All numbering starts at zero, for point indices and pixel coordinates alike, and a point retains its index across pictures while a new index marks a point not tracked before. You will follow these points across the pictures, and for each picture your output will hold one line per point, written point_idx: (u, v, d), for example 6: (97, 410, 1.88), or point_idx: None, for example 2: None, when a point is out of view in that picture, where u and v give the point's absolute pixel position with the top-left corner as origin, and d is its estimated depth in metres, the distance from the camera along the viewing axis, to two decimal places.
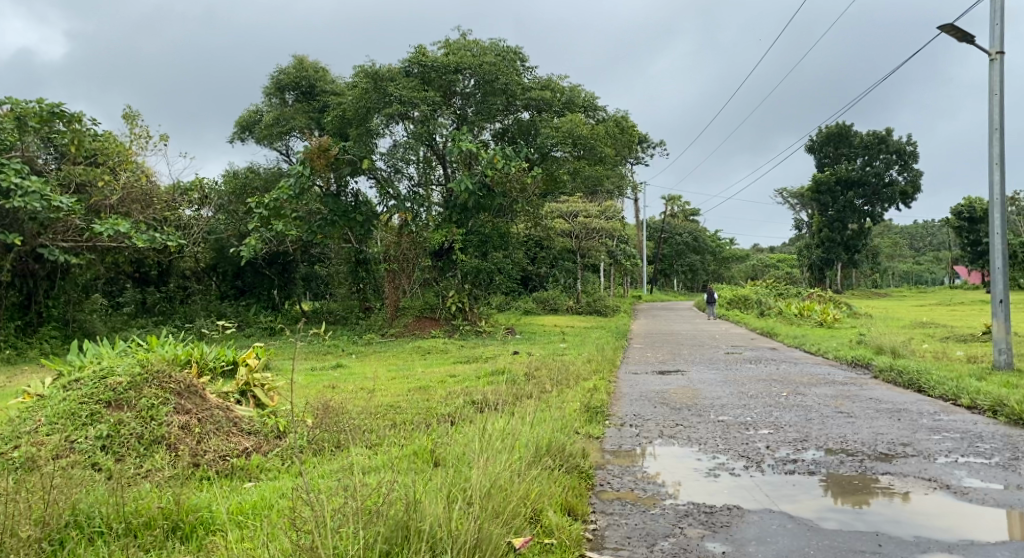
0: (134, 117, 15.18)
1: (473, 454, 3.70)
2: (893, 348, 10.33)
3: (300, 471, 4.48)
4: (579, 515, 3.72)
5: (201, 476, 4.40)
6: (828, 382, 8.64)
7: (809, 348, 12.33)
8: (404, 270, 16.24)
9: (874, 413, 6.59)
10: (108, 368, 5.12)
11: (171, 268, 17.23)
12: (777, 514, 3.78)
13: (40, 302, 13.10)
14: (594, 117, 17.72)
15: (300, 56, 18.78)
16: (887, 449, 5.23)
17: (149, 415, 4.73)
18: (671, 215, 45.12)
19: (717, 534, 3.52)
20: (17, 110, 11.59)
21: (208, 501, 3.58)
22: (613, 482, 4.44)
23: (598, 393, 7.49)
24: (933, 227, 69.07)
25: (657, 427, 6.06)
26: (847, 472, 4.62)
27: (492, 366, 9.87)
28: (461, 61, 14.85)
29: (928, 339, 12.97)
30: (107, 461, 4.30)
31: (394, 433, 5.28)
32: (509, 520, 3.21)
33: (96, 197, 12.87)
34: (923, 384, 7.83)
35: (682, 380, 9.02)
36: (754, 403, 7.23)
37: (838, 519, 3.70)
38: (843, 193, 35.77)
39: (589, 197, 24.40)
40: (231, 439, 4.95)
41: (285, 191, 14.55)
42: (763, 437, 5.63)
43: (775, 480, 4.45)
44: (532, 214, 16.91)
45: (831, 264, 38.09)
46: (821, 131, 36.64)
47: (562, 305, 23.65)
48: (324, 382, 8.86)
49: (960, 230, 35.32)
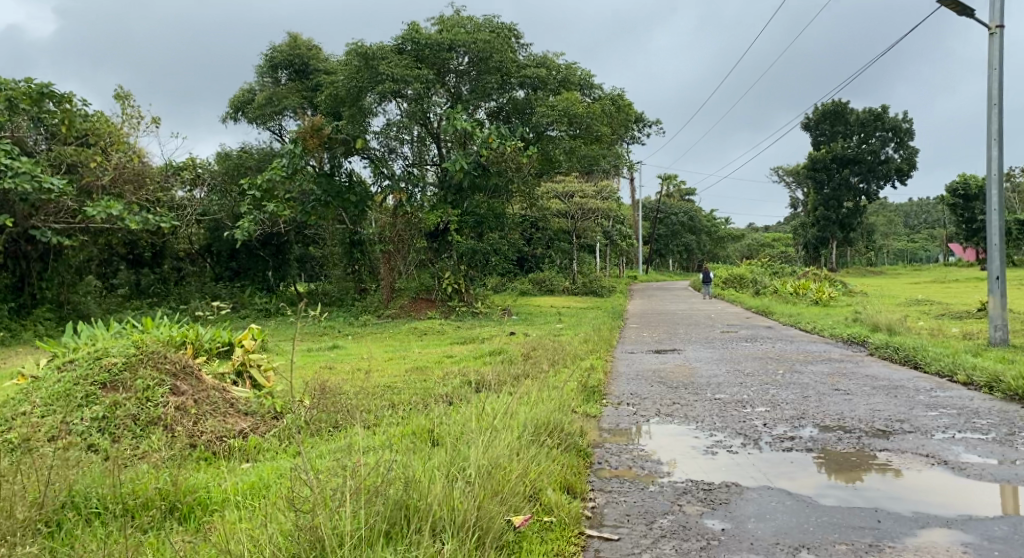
0: (125, 98, 15.03)
1: (471, 435, 3.70)
2: (889, 325, 10.37)
3: (297, 451, 4.45)
4: (578, 493, 3.71)
5: (199, 456, 4.38)
6: (824, 360, 8.66)
7: (804, 326, 12.37)
8: (399, 251, 16.21)
9: (870, 390, 6.61)
10: (102, 350, 5.11)
11: (165, 250, 17.06)
12: (775, 492, 3.77)
13: (34, 284, 13.02)
14: (590, 95, 17.52)
15: (292, 34, 18.54)
16: (884, 425, 5.24)
17: (144, 397, 4.70)
18: (666, 195, 45.03)
19: (716, 511, 3.52)
20: (7, 91, 11.47)
21: (206, 482, 3.55)
22: (611, 460, 4.43)
23: (594, 372, 7.50)
24: (927, 206, 69.12)
25: (654, 406, 6.06)
26: (844, 449, 4.63)
27: (488, 347, 9.86)
28: (455, 39, 14.70)
29: (923, 317, 13.00)
30: (104, 442, 4.28)
31: (391, 414, 5.28)
32: (509, 499, 3.20)
33: (88, 177, 12.75)
34: (918, 361, 7.86)
35: (678, 359, 9.04)
36: (751, 381, 7.25)
37: (836, 496, 3.70)
38: (838, 171, 35.85)
39: (585, 176, 24.32)
40: (227, 420, 4.91)
41: (277, 172, 14.62)
42: (759, 415, 5.65)
43: (773, 457, 4.45)
44: (528, 194, 16.87)
45: (826, 243, 38.14)
46: (817, 109, 36.45)
47: (557, 285, 23.65)
48: (320, 362, 8.86)
49: (954, 207, 35.28)
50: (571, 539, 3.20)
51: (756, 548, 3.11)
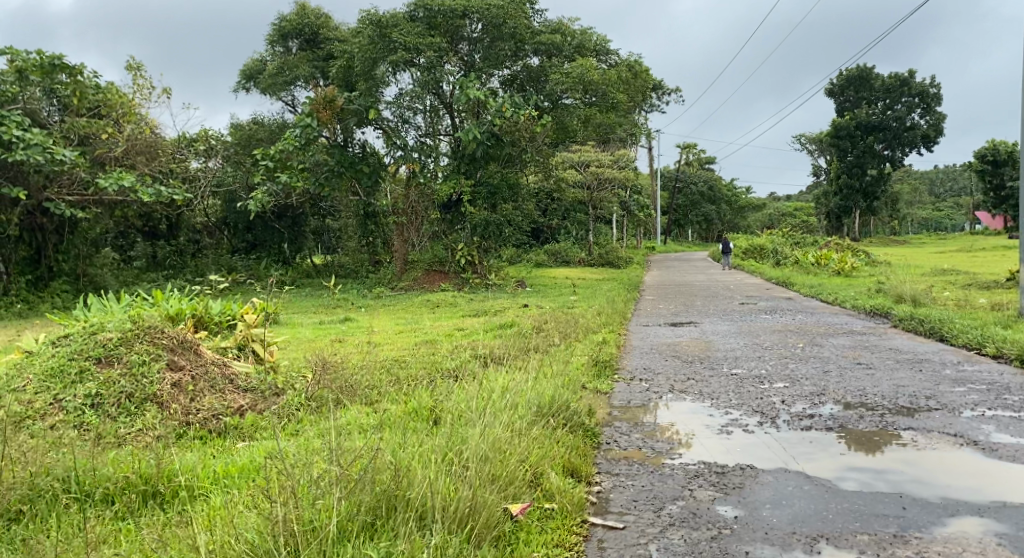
0: (137, 68, 14.88)
1: (471, 416, 3.51)
2: (914, 296, 10.03)
3: (294, 430, 4.28)
4: (582, 477, 3.52)
5: (192, 435, 4.23)
6: (846, 333, 8.38)
7: (825, 298, 12.04)
8: (412, 223, 15.98)
9: (894, 364, 6.36)
10: (98, 326, 4.97)
11: (180, 222, 17.04)
12: (793, 475, 3.56)
13: (50, 257, 12.96)
14: (606, 62, 17.03)
15: (301, 3, 18.17)
16: (909, 402, 4.99)
17: (139, 372, 4.55)
18: (686, 164, 44.33)
19: (729, 497, 3.31)
20: (18, 62, 11.31)
21: (193, 464, 3.38)
22: (620, 441, 4.22)
23: (606, 346, 7.30)
24: (954, 172, 67.51)
25: (667, 382, 5.84)
26: (867, 428, 4.39)
27: (500, 320, 9.66)
28: (468, 4, 14.36)
29: (949, 287, 12.62)
30: (95, 421, 4.15)
31: (396, 390, 5.11)
32: (506, 486, 3.01)
33: (100, 149, 12.63)
34: (945, 333, 7.55)
35: (694, 331, 8.81)
36: (768, 355, 7.02)
37: (858, 480, 3.48)
38: (862, 138, 34.90)
39: (602, 146, 23.91)
40: (226, 396, 4.75)
41: (290, 142, 14.29)
42: (777, 392, 5.41)
43: (791, 437, 4.22)
44: (542, 164, 16.59)
45: (849, 212, 37.35)
46: (841, 74, 35.52)
47: (573, 257, 23.37)
48: (330, 336, 8.72)
49: (983, 174, 34.32)
50: (573, 529, 3.02)
51: (772, 538, 2.91)
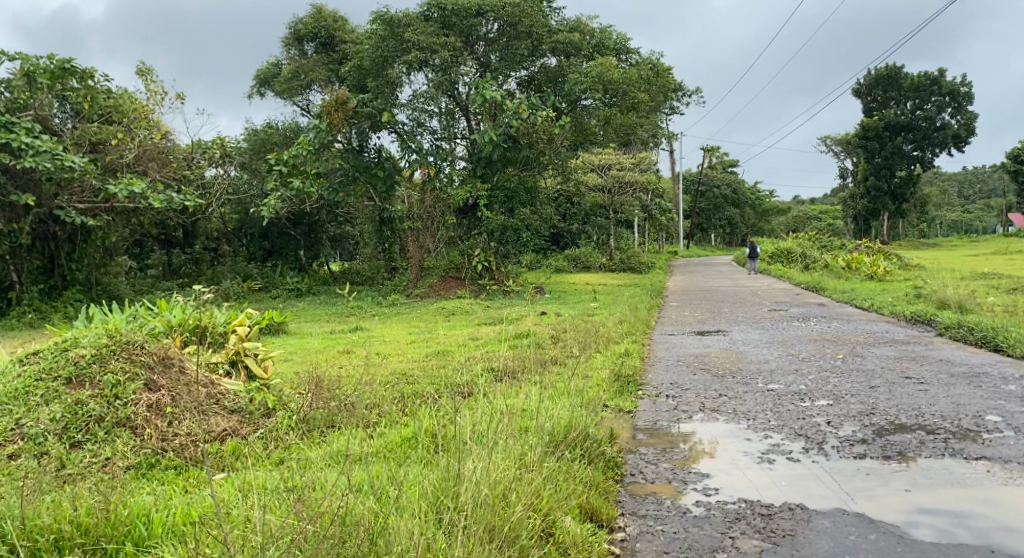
0: (147, 72, 14.57)
1: (470, 445, 3.02)
2: (959, 302, 9.33)
3: (282, 460, 3.81)
4: (603, 522, 3.02)
5: (164, 466, 3.80)
6: (888, 342, 7.74)
7: (860, 303, 11.37)
8: (428, 229, 15.48)
9: (948, 378, 5.74)
10: (73, 340, 4.55)
11: (196, 230, 16.94)
12: (853, 520, 3.02)
13: (64, 266, 12.59)
14: (627, 62, 16.32)
15: (318, 5, 17.85)
16: (974, 424, 4.40)
17: (112, 394, 4.11)
18: (708, 167, 43.45)
19: (779, 549, 2.79)
20: (27, 66, 10.95)
21: (149, 504, 2.92)
22: (646, 471, 3.69)
23: (629, 358, 6.75)
24: (984, 174, 65.87)
25: (697, 400, 5.27)
26: (930, 456, 3.82)
27: (516, 328, 9.17)
28: (482, 2, 13.95)
29: (993, 291, 11.93)
30: (57, 450, 3.70)
31: (399, 409, 4.65)
32: (507, 541, 2.53)
33: (111, 156, 12.32)
34: (1000, 343, 6.90)
35: (722, 341, 8.22)
36: (807, 368, 6.42)
37: (932, 526, 2.94)
38: (890, 139, 34.02)
39: (623, 148, 23.31)
40: (209, 419, 4.28)
41: (304, 146, 13.77)
42: (820, 411, 4.83)
43: (843, 468, 3.65)
44: (560, 166, 16.25)
45: (877, 215, 36.34)
46: (869, 74, 34.77)
47: (594, 262, 22.80)
48: (338, 347, 8.30)
49: (1017, 174, 33.22)
50: None
51: None
